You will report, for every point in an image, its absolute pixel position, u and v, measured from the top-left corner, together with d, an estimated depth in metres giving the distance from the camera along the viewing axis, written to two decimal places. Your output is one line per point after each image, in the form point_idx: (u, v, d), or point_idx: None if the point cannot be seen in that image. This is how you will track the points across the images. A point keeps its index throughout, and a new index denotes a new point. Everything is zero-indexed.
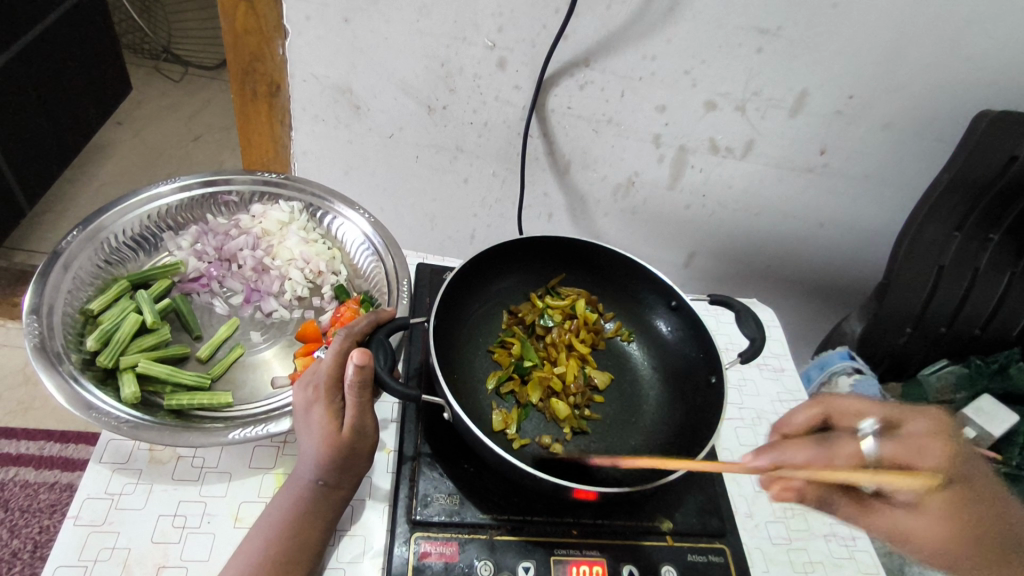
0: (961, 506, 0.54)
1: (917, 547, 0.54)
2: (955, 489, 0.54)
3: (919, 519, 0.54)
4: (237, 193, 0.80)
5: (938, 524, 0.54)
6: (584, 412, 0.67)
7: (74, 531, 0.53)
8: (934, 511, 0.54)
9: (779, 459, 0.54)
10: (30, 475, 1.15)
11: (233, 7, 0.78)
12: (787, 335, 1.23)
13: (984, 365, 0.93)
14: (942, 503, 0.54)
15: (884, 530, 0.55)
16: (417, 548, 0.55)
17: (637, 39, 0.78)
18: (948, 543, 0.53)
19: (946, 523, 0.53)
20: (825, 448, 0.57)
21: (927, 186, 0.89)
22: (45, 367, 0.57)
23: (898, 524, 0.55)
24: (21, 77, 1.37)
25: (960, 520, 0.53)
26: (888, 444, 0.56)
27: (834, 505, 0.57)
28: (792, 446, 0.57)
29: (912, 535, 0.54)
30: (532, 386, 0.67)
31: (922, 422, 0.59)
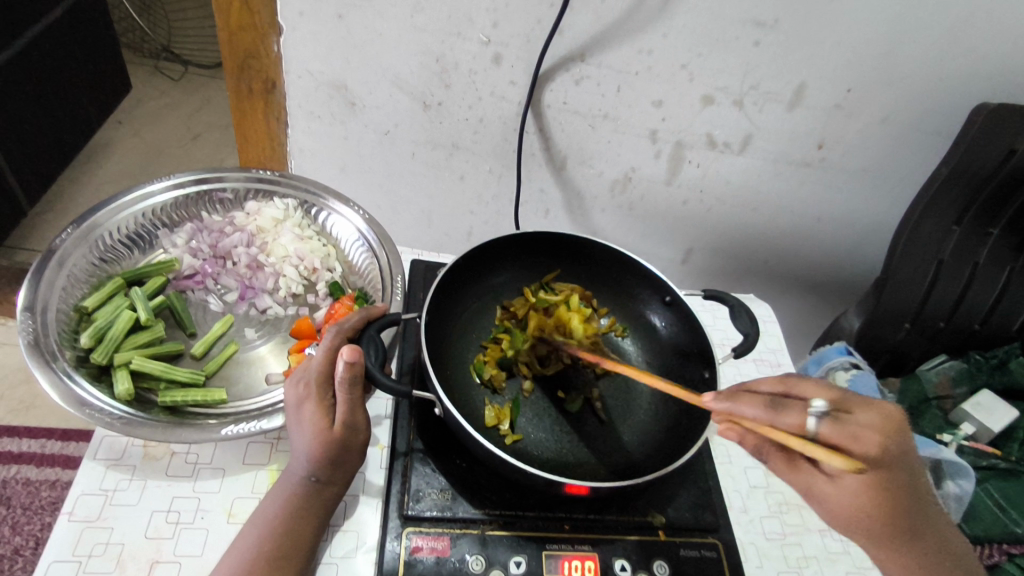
0: (881, 494, 0.49)
1: (821, 504, 0.52)
2: (884, 481, 0.48)
3: (833, 490, 0.51)
4: (231, 191, 0.80)
5: (845, 503, 0.50)
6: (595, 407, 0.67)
7: (68, 527, 0.53)
8: (850, 491, 0.50)
9: (732, 408, 0.49)
10: (31, 473, 1.16)
11: (227, 4, 0.78)
12: (786, 331, 1.23)
13: (984, 361, 0.94)
14: (862, 490, 0.49)
15: (798, 484, 0.52)
16: (409, 543, 0.55)
17: (632, 33, 0.78)
18: (850, 517, 0.51)
19: (853, 503, 0.50)
20: (768, 410, 0.48)
21: (954, 144, 0.81)
22: (39, 364, 0.58)
23: (812, 486, 0.52)
24: (20, 76, 1.38)
25: (873, 505, 0.49)
26: (831, 425, 0.46)
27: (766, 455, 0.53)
28: (737, 403, 0.49)
29: (823, 497, 0.51)
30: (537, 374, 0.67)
31: (873, 409, 0.49)
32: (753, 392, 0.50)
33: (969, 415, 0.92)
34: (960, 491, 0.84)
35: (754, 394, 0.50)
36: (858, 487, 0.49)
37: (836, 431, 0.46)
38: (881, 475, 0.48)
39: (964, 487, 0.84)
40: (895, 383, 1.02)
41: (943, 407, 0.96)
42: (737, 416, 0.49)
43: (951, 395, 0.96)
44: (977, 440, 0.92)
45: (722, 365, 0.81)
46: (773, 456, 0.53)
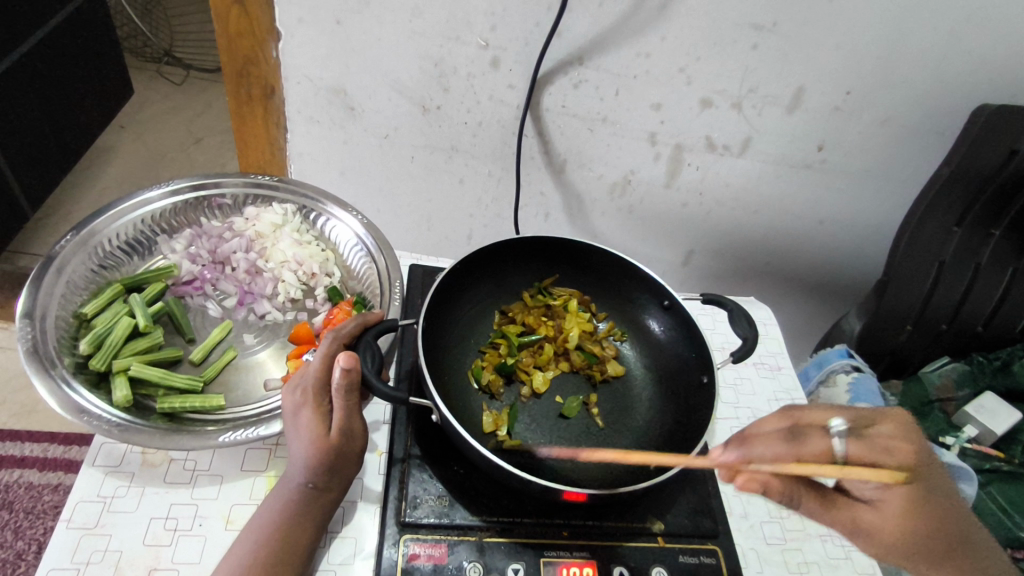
0: (917, 505, 0.53)
1: (874, 538, 0.54)
2: (918, 492, 0.53)
3: (876, 515, 0.54)
4: (230, 196, 0.80)
5: (890, 523, 0.53)
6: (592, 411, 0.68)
7: (66, 534, 0.54)
8: (890, 510, 0.53)
9: (746, 455, 0.52)
10: (34, 477, 1.16)
11: (226, 10, 0.78)
12: (787, 333, 1.22)
13: (986, 362, 0.93)
14: (901, 507, 0.53)
15: (845, 525, 0.54)
16: (406, 550, 0.55)
17: (630, 36, 0.77)
18: (899, 541, 0.53)
19: (897, 520, 0.53)
20: (791, 444, 0.53)
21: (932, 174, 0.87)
22: (37, 371, 0.58)
23: (858, 519, 0.54)
24: (23, 82, 1.38)
25: (913, 521, 0.53)
26: (855, 445, 0.53)
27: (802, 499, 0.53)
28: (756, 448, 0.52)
29: (871, 529, 0.54)
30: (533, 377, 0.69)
31: (884, 427, 0.54)
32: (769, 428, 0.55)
33: (971, 417, 0.92)
34: (962, 494, 0.82)
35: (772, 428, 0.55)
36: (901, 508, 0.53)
37: (860, 449, 0.52)
38: (910, 487, 0.52)
39: (967, 490, 0.83)
40: (897, 386, 1.01)
41: (946, 409, 0.95)
42: (750, 460, 0.52)
43: (954, 397, 0.95)
44: (980, 443, 0.91)
45: (722, 369, 0.81)
46: (809, 504, 0.53)
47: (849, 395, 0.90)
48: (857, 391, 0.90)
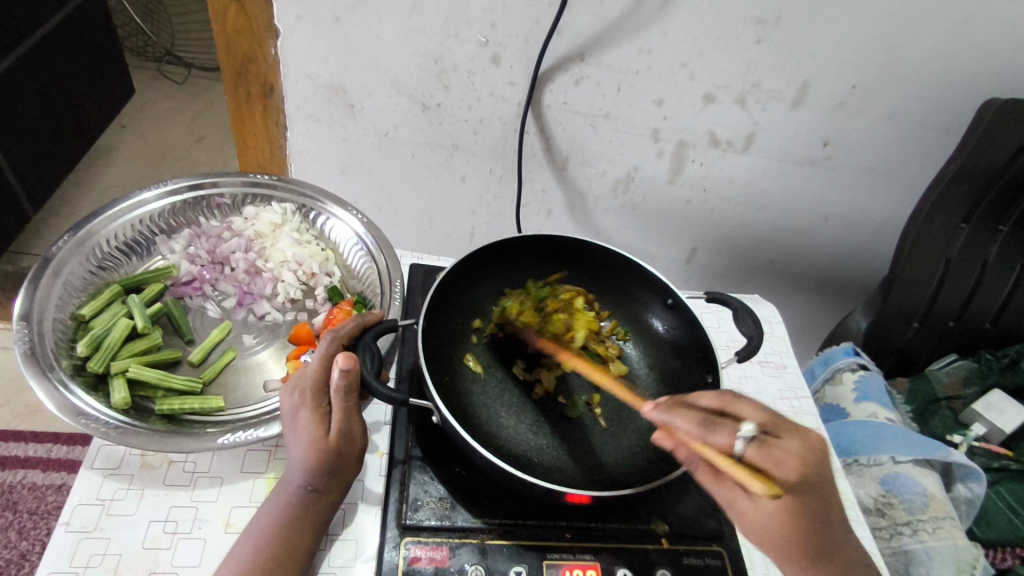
0: (795, 515, 0.51)
1: (740, 522, 0.53)
2: (800, 504, 0.50)
3: (750, 507, 0.51)
4: (228, 196, 0.79)
5: (762, 520, 0.51)
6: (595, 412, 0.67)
7: (65, 538, 0.53)
8: (765, 510, 0.50)
9: (668, 421, 0.53)
10: (37, 478, 1.16)
11: (224, 8, 0.77)
12: (792, 330, 1.21)
13: (994, 359, 0.92)
14: (776, 512, 0.50)
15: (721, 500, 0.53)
16: (407, 553, 0.54)
17: (632, 32, 0.76)
18: (763, 535, 0.51)
19: (768, 523, 0.51)
20: (702, 426, 0.52)
21: (932, 178, 0.87)
22: (35, 374, 0.57)
23: (733, 503, 0.52)
24: (23, 82, 1.38)
25: (784, 528, 0.51)
26: (757, 449, 0.50)
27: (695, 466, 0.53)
28: (675, 417, 0.53)
29: (742, 515, 0.52)
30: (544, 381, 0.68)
31: (794, 438, 0.52)
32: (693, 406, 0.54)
33: (979, 415, 0.91)
34: (970, 494, 0.82)
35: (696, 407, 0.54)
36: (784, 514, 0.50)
37: (759, 454, 0.50)
38: (794, 499, 0.50)
39: (975, 490, 0.81)
40: (903, 383, 1.00)
41: (954, 406, 0.95)
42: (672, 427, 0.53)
43: (962, 395, 0.94)
44: (988, 441, 0.90)
45: (727, 368, 0.80)
46: (702, 473, 0.53)
47: (854, 393, 0.90)
48: (864, 389, 0.90)
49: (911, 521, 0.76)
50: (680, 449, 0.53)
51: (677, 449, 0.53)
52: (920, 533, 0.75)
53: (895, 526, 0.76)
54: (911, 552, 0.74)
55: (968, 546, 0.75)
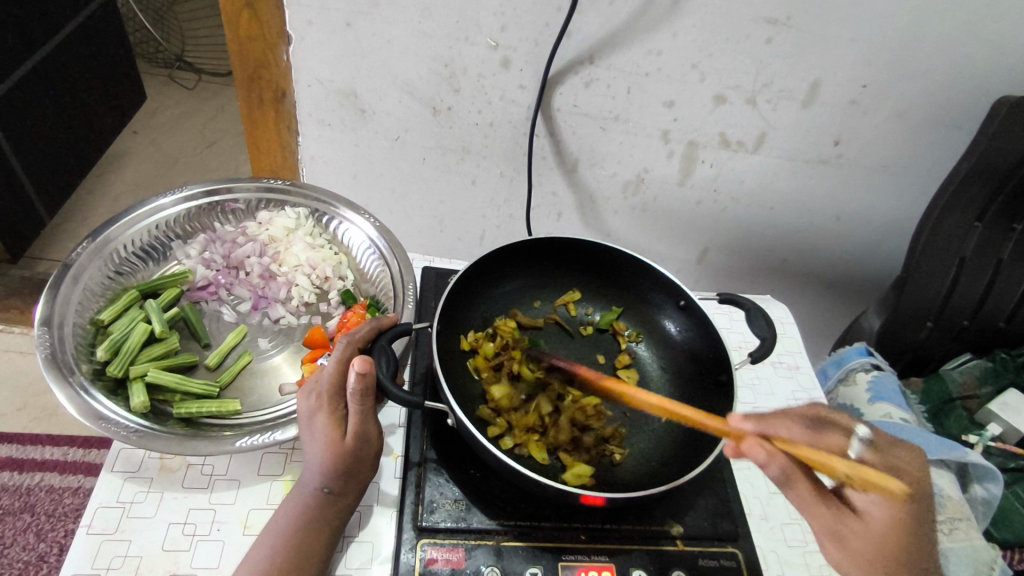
0: (908, 531, 0.52)
1: (846, 545, 0.53)
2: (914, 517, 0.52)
3: (859, 525, 0.52)
4: (242, 201, 0.80)
5: (876, 538, 0.51)
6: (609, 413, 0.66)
7: (87, 540, 0.54)
8: (878, 525, 0.52)
9: (767, 430, 0.53)
10: (54, 480, 1.18)
11: (236, 15, 0.78)
12: (804, 331, 1.21)
13: (1009, 358, 0.92)
14: (890, 526, 0.51)
15: (826, 522, 0.53)
16: (424, 554, 0.54)
17: (642, 34, 0.77)
18: (872, 557, 0.51)
19: (881, 540, 0.51)
20: (810, 433, 0.53)
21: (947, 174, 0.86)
22: (57, 379, 0.58)
23: (839, 521, 0.52)
24: (38, 89, 1.40)
25: (897, 547, 0.51)
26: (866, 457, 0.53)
27: (795, 484, 0.52)
28: (775, 427, 0.53)
29: (850, 535, 0.52)
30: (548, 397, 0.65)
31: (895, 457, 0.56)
32: (792, 415, 0.55)
33: (995, 415, 0.91)
34: (987, 495, 0.81)
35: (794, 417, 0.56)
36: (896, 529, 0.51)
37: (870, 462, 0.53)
38: (907, 513, 0.52)
39: (992, 491, 0.81)
40: (918, 383, 1.00)
41: (969, 407, 0.94)
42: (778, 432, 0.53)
43: (977, 394, 0.94)
44: (1005, 441, 0.90)
45: (739, 369, 0.80)
46: (803, 491, 0.52)
47: (868, 394, 0.90)
48: (877, 390, 0.90)
49: None
50: (776, 467, 0.50)
51: (772, 463, 0.50)
52: (936, 534, 0.74)
53: None
54: None
55: (986, 547, 0.75)
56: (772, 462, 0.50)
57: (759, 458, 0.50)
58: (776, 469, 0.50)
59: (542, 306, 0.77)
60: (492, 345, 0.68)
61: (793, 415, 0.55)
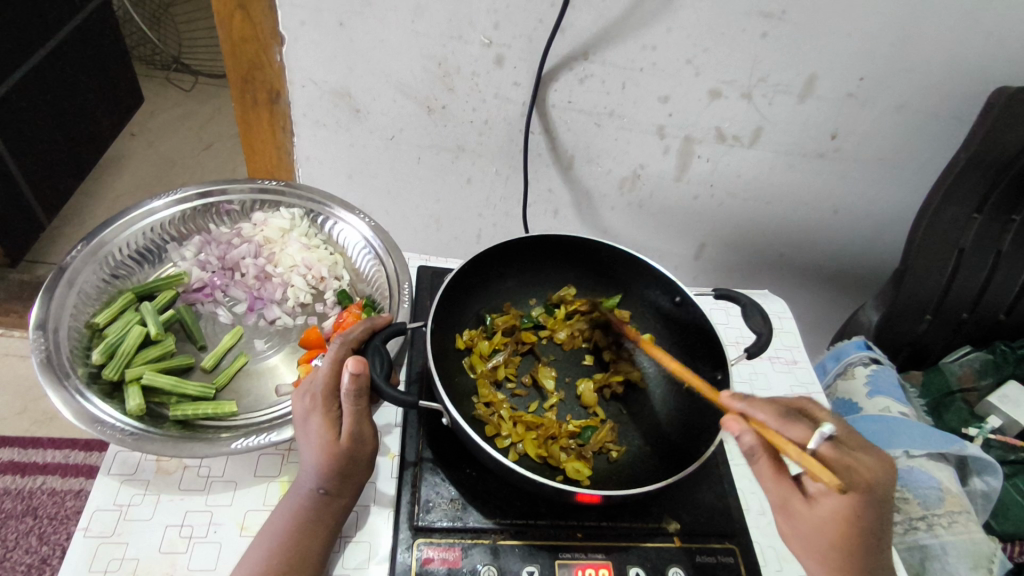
0: (852, 525, 0.49)
1: (792, 523, 0.53)
2: (863, 515, 0.49)
3: (808, 509, 0.51)
4: (238, 202, 0.80)
5: (819, 525, 0.50)
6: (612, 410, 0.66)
7: (84, 543, 0.54)
8: (825, 515, 0.50)
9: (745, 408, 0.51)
10: (56, 483, 1.18)
11: (228, 16, 0.78)
12: (802, 325, 1.20)
13: (1009, 350, 0.92)
14: (836, 520, 0.49)
15: (778, 498, 0.52)
16: (420, 554, 0.54)
17: (636, 29, 0.76)
18: (811, 538, 0.51)
19: (825, 529, 0.50)
20: (780, 418, 0.50)
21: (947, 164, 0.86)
22: (52, 383, 0.58)
23: (789, 503, 0.52)
24: (35, 92, 1.40)
25: (839, 538, 0.50)
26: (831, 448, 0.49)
27: (757, 457, 0.52)
28: (753, 405, 0.51)
29: (796, 515, 0.52)
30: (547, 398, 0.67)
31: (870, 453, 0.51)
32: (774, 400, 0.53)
33: (995, 407, 0.91)
34: (986, 487, 0.81)
35: (774, 402, 0.53)
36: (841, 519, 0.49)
37: (834, 454, 0.49)
38: (857, 509, 0.49)
39: (991, 483, 0.80)
40: (917, 376, 0.99)
41: (969, 399, 0.93)
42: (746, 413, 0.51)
43: (977, 386, 0.93)
44: (1005, 434, 0.90)
45: (736, 365, 0.80)
46: (763, 464, 0.52)
47: (866, 387, 0.89)
48: (876, 384, 0.90)
49: (926, 515, 0.76)
50: (746, 437, 0.51)
51: (745, 434, 0.51)
52: (936, 528, 0.75)
53: (909, 521, 0.76)
54: (926, 547, 0.74)
55: (985, 540, 0.74)
56: (747, 433, 0.51)
57: (735, 430, 0.51)
58: (746, 441, 0.51)
59: (538, 304, 0.77)
60: (487, 343, 0.69)
61: (777, 401, 0.53)
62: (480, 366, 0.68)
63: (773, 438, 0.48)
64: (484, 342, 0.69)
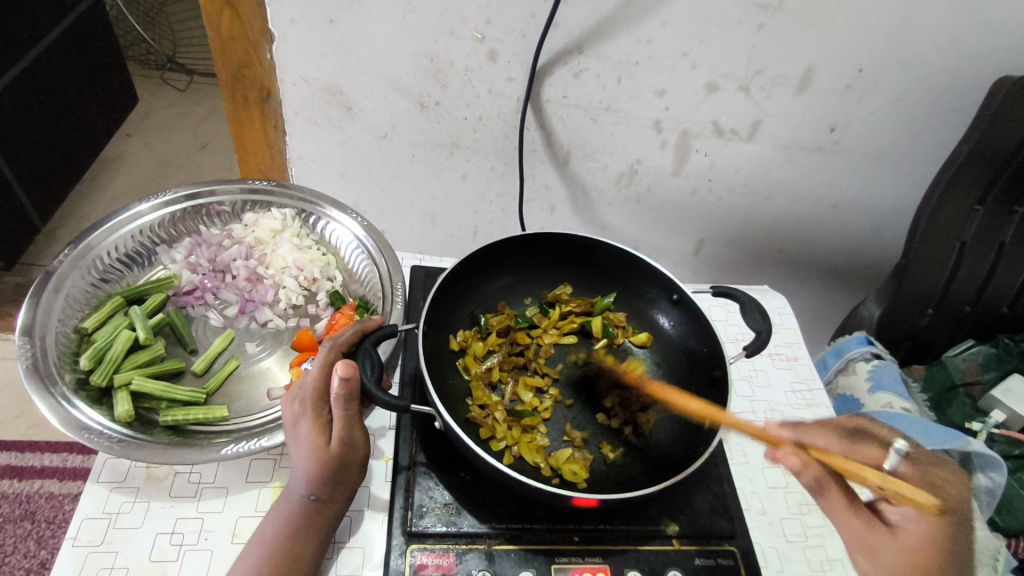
0: (938, 550, 0.54)
1: (877, 560, 0.55)
2: (948, 536, 0.54)
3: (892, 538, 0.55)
4: (227, 203, 0.80)
5: (905, 556, 0.53)
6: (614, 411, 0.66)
7: (73, 552, 0.53)
8: (908, 542, 0.54)
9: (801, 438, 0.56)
10: (54, 487, 1.17)
11: (217, 13, 0.76)
12: (802, 320, 1.19)
13: (1013, 344, 0.91)
14: (919, 543, 0.54)
15: (857, 530, 0.56)
16: (414, 560, 0.54)
17: (630, 22, 0.75)
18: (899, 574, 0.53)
19: (910, 557, 0.53)
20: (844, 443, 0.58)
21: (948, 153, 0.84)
22: (38, 389, 0.57)
23: (872, 534, 0.55)
24: (28, 94, 1.39)
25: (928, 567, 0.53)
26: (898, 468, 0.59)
27: (826, 492, 0.55)
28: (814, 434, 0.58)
29: (881, 549, 0.55)
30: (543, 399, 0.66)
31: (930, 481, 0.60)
32: (824, 429, 0.61)
33: (999, 402, 0.90)
34: (991, 484, 0.80)
35: (830, 428, 0.61)
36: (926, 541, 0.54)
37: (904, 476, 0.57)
38: (937, 529, 0.54)
39: (995, 479, 0.80)
40: (920, 370, 0.98)
41: (972, 393, 0.93)
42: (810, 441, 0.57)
43: (980, 380, 0.92)
44: (1009, 429, 0.89)
45: (736, 363, 0.79)
46: (834, 499, 0.56)
47: (869, 383, 0.88)
48: (878, 379, 0.88)
49: None
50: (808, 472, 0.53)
51: (806, 470, 0.53)
52: None
53: None
54: None
55: (991, 537, 0.74)
56: (805, 469, 0.53)
57: (795, 465, 0.52)
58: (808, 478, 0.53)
59: (534, 304, 0.76)
60: (480, 345, 0.68)
61: (827, 429, 0.61)
62: (471, 369, 0.66)
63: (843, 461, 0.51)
64: (477, 344, 0.68)
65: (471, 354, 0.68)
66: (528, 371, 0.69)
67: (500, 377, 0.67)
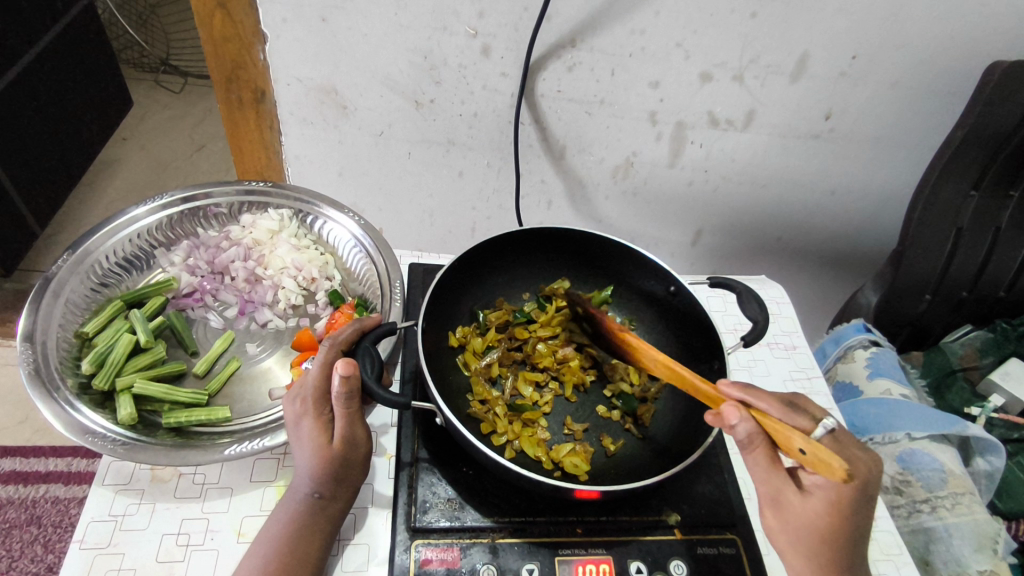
0: (840, 522, 0.48)
1: (779, 515, 0.50)
2: (855, 511, 0.48)
3: (800, 501, 0.49)
4: (224, 206, 0.80)
5: (810, 520, 0.48)
6: (614, 403, 0.67)
7: (80, 554, 0.53)
8: (817, 507, 0.48)
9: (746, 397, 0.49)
10: (59, 491, 1.18)
11: (208, 15, 0.76)
12: (800, 308, 1.20)
13: (1010, 328, 0.91)
14: (829, 512, 0.48)
15: (768, 490, 0.50)
16: (418, 555, 0.54)
17: (623, 14, 0.75)
18: (801, 533, 0.49)
19: (814, 522, 0.48)
20: (783, 408, 0.48)
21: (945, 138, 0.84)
22: (41, 395, 0.58)
23: (781, 494, 0.49)
24: (22, 100, 1.39)
25: (828, 531, 0.48)
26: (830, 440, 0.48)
27: (754, 447, 0.48)
28: (754, 396, 0.49)
29: (787, 508, 0.49)
30: (542, 394, 0.67)
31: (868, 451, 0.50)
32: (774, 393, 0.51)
33: (998, 386, 0.90)
34: (989, 467, 0.81)
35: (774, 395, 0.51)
36: (830, 513, 0.48)
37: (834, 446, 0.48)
38: (849, 502, 0.47)
39: (994, 463, 0.80)
40: (918, 357, 0.98)
41: (970, 377, 0.93)
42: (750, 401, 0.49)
43: (979, 365, 0.93)
44: (1007, 412, 0.90)
45: (735, 353, 0.79)
46: (758, 456, 0.49)
47: (867, 370, 0.89)
48: (877, 366, 0.89)
49: (929, 498, 0.76)
50: (745, 425, 0.48)
51: (743, 423, 0.48)
52: (939, 510, 0.75)
53: (913, 504, 0.76)
54: (930, 529, 0.74)
55: (989, 520, 0.74)
56: (744, 421, 0.48)
57: (733, 419, 0.48)
58: (744, 430, 0.48)
59: (531, 298, 0.77)
60: (479, 342, 0.69)
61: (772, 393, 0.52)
62: (470, 366, 0.67)
63: (777, 426, 0.47)
64: (475, 341, 0.68)
65: (470, 352, 0.68)
66: (526, 367, 0.70)
67: (500, 374, 0.68)
